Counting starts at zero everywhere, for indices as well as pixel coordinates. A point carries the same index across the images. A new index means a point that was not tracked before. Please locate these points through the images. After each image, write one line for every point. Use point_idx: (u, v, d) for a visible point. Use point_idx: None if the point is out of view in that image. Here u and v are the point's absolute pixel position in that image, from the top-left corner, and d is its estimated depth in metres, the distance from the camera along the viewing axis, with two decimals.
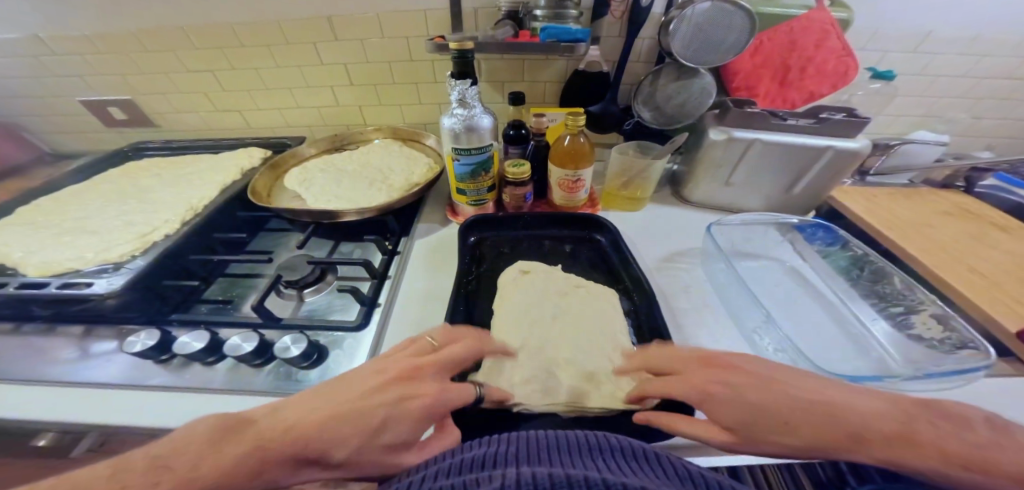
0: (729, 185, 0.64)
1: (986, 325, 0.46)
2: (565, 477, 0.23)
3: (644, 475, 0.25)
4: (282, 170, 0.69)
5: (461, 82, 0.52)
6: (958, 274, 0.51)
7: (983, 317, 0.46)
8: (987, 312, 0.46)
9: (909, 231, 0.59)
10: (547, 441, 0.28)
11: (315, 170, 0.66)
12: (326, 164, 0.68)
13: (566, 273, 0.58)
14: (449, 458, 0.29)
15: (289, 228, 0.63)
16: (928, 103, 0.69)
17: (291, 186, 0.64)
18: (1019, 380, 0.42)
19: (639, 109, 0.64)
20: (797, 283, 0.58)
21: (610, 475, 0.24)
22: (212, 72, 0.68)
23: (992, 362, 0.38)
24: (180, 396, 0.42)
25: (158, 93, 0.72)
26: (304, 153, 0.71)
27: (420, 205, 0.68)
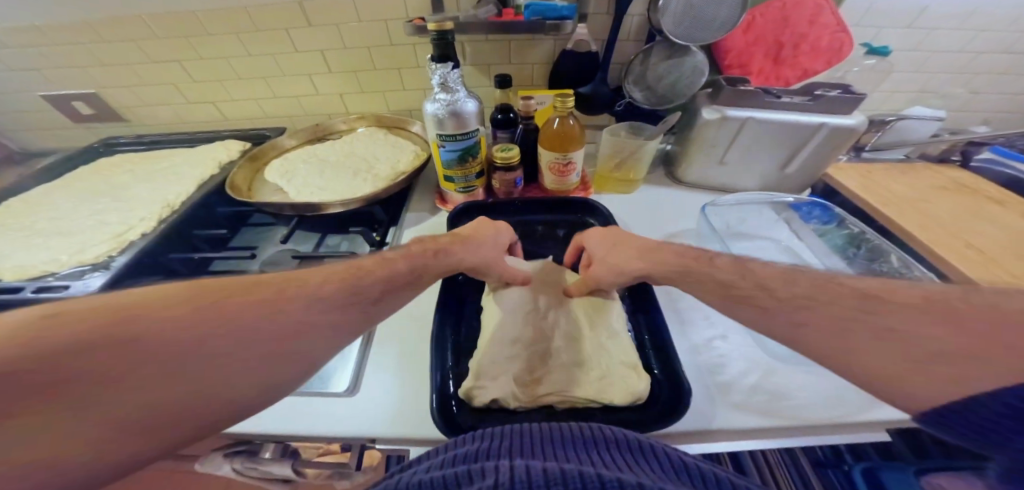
0: (723, 164, 0.63)
1: None
2: (560, 472, 0.22)
3: (644, 471, 0.24)
4: (262, 162, 0.66)
5: (442, 66, 0.50)
6: (955, 250, 0.51)
7: None
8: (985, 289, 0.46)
9: (906, 207, 0.59)
10: (542, 435, 0.28)
11: (298, 161, 0.64)
12: (309, 155, 0.66)
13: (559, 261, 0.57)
14: (442, 452, 0.28)
15: (273, 221, 0.61)
16: (923, 78, 0.68)
17: (273, 178, 0.62)
18: None
19: (630, 89, 0.62)
20: (793, 262, 0.57)
21: (607, 469, 0.23)
22: (182, 62, 0.65)
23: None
24: None
25: (126, 86, 0.69)
26: (284, 144, 0.69)
27: (409, 194, 0.66)
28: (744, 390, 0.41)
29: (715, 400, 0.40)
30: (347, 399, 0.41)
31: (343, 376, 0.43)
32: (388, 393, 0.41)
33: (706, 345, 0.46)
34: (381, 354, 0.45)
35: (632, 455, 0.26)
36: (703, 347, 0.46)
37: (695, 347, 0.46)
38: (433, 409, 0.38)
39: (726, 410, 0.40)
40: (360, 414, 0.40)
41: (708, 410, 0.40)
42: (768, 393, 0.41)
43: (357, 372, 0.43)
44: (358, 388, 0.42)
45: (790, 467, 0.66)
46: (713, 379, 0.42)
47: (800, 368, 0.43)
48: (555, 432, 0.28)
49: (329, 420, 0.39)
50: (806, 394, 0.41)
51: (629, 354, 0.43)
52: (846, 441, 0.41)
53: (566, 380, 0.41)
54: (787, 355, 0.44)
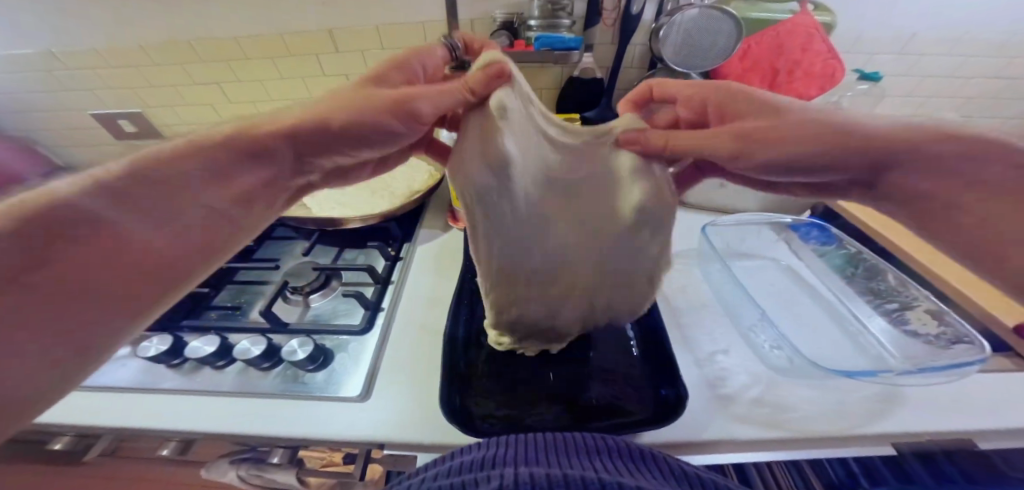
0: (724, 186, 0.65)
1: (985, 319, 0.48)
2: (562, 475, 0.25)
3: (641, 478, 0.26)
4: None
5: None
6: (956, 271, 0.53)
7: (982, 312, 0.48)
8: (989, 311, 0.48)
9: (906, 229, 0.61)
10: (548, 445, 0.30)
11: None
12: None
13: None
14: (453, 460, 0.30)
15: (295, 235, 0.65)
16: (919, 103, 0.70)
17: None
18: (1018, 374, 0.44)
19: None
20: (792, 281, 0.59)
21: (608, 475, 0.25)
22: (219, 84, 0.70)
23: (987, 355, 0.40)
24: (189, 397, 0.44)
25: (166, 105, 0.75)
26: None
27: (423, 211, 0.70)
28: (747, 401, 0.43)
29: (717, 411, 0.42)
30: (361, 405, 0.43)
31: (354, 380, 0.46)
32: (400, 400, 0.43)
33: (708, 359, 0.48)
34: (393, 361, 0.48)
35: (628, 462, 0.29)
36: (705, 361, 0.48)
37: (698, 360, 0.48)
38: (445, 410, 0.39)
39: (728, 420, 0.41)
40: (369, 418, 0.42)
41: (708, 422, 0.41)
42: (773, 406, 0.42)
43: (367, 379, 0.45)
44: (371, 393, 0.44)
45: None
46: (715, 392, 0.44)
47: (800, 381, 0.44)
48: (558, 439, 0.31)
49: (342, 424, 0.41)
50: (809, 407, 0.42)
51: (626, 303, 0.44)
52: (853, 454, 0.41)
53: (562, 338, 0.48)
54: (788, 368, 0.46)
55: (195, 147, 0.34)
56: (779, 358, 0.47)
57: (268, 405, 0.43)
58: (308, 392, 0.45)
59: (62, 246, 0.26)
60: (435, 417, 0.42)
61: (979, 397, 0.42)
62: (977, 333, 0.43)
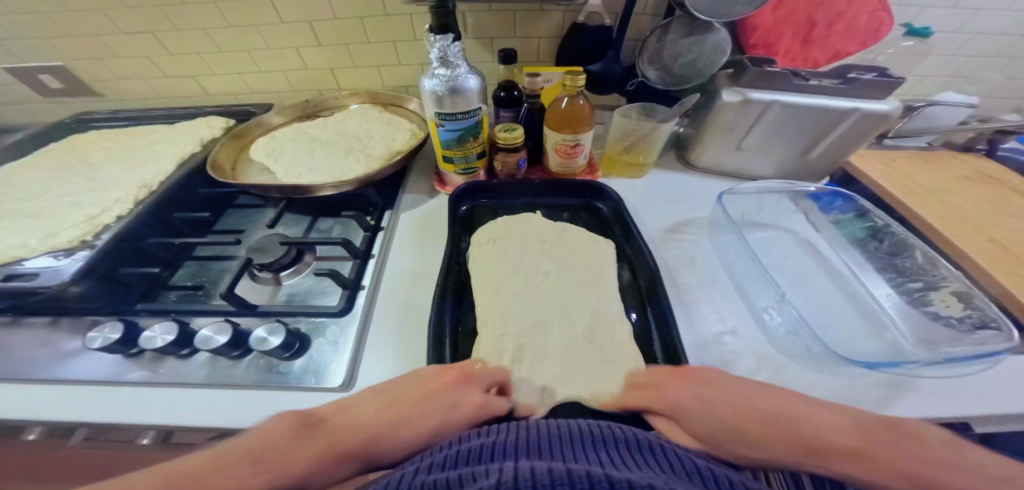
0: (740, 150, 0.59)
1: (1001, 298, 0.45)
2: (564, 471, 0.22)
3: (649, 468, 0.24)
4: (247, 141, 0.62)
5: (442, 38, 0.44)
6: (978, 245, 0.49)
7: (999, 289, 0.45)
8: (1012, 294, 0.44)
9: (930, 200, 0.56)
10: (546, 433, 0.28)
11: (285, 139, 0.60)
12: (296, 132, 0.62)
13: (566, 274, 0.49)
14: (440, 447, 0.28)
15: (261, 203, 0.57)
16: (958, 62, 0.63)
17: (257, 157, 0.58)
18: None
19: (644, 68, 0.57)
20: (806, 254, 0.54)
21: (615, 469, 0.23)
22: (155, 34, 0.60)
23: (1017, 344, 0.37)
24: (160, 391, 0.39)
25: (95, 58, 0.64)
26: (271, 121, 0.65)
27: (406, 175, 0.62)
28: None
29: None
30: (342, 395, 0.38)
31: (338, 368, 0.40)
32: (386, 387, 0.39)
33: (714, 340, 0.43)
34: (376, 344, 0.43)
35: (636, 453, 0.26)
36: (711, 341, 0.43)
37: (705, 342, 0.43)
38: None
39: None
40: None
41: None
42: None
43: (351, 368, 0.40)
44: (354, 380, 0.39)
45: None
46: None
47: (813, 368, 0.40)
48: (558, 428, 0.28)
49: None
50: (822, 395, 0.38)
51: (621, 335, 0.43)
52: None
53: (577, 376, 0.39)
54: (803, 354, 0.42)
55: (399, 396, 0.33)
56: (793, 342, 0.43)
57: (244, 398, 0.38)
58: (284, 382, 0.39)
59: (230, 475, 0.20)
60: None
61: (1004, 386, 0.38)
62: (1007, 319, 0.40)
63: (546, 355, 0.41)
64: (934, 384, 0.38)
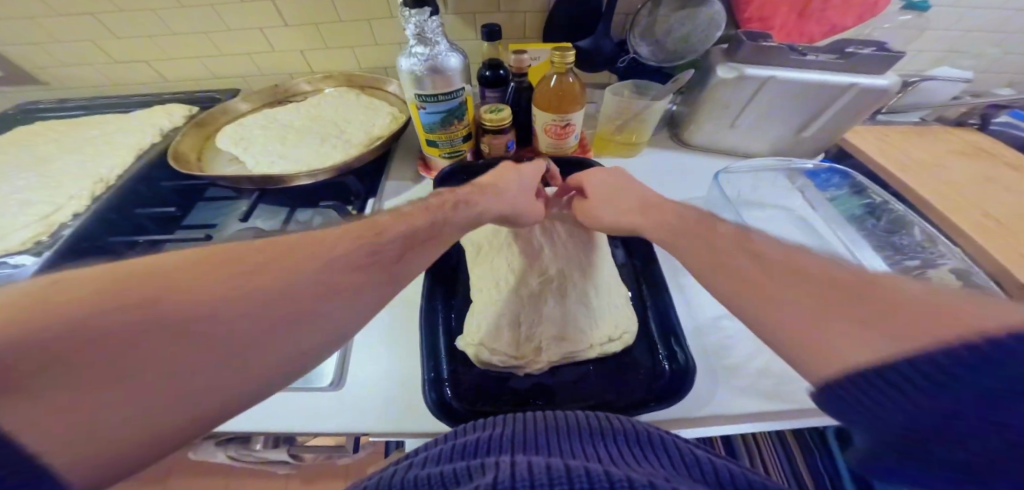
0: (735, 127, 0.57)
1: (995, 275, 0.45)
2: (562, 469, 0.21)
3: (649, 465, 0.23)
4: (212, 129, 0.58)
5: (418, 12, 0.41)
6: (973, 220, 0.49)
7: (994, 267, 0.45)
8: (1003, 264, 0.44)
9: (922, 173, 0.56)
10: (547, 426, 0.28)
11: (253, 126, 0.56)
12: (266, 119, 0.58)
13: (562, 246, 0.47)
14: (444, 442, 0.28)
15: (234, 195, 0.53)
16: (954, 36, 0.62)
17: (224, 146, 0.54)
18: None
19: (636, 43, 0.55)
20: (804, 234, 0.53)
21: (615, 467, 0.22)
22: (97, 15, 0.55)
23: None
24: None
25: (35, 43, 0.59)
26: (238, 108, 0.61)
27: (388, 160, 0.58)
28: (750, 372, 0.38)
29: (717, 381, 0.37)
30: (334, 394, 0.37)
31: (329, 375, 0.39)
32: (382, 385, 0.38)
33: (712, 323, 0.42)
34: (368, 339, 0.42)
35: (634, 447, 0.25)
36: (707, 325, 0.42)
37: (702, 327, 0.42)
38: (431, 404, 0.35)
39: (728, 395, 0.36)
40: (347, 411, 0.36)
41: (707, 390, 0.37)
42: (779, 377, 0.37)
43: (343, 367, 0.39)
44: (345, 379, 0.38)
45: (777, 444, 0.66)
46: (719, 362, 0.39)
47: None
48: (557, 424, 0.28)
49: (321, 418, 0.36)
50: None
51: (618, 309, 0.42)
52: None
53: (577, 343, 0.40)
54: None
55: (364, 263, 0.28)
56: None
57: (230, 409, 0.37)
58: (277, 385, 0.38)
59: (27, 393, 0.15)
60: (419, 405, 0.37)
61: None
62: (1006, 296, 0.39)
63: (543, 323, 0.41)
64: None
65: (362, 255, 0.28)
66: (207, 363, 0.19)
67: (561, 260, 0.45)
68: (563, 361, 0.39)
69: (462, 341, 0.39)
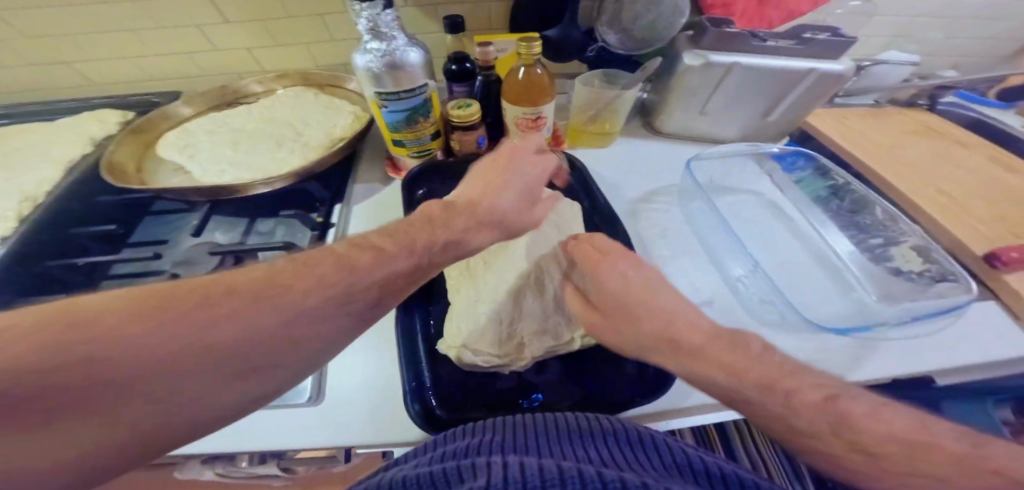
0: (705, 114, 0.57)
1: (951, 248, 0.48)
2: (555, 469, 0.21)
3: (639, 464, 0.23)
4: (152, 136, 0.54)
5: (370, 5, 0.38)
6: (928, 196, 0.51)
7: (950, 240, 0.47)
8: (959, 240, 0.47)
9: (880, 153, 0.58)
10: (540, 426, 0.27)
11: (200, 132, 0.52)
12: (215, 123, 0.54)
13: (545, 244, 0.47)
14: (435, 446, 0.28)
15: (185, 208, 0.49)
16: (902, 21, 0.64)
17: (168, 155, 0.50)
18: (992, 303, 0.42)
19: (603, 32, 0.54)
20: (774, 217, 0.55)
21: (607, 467, 0.22)
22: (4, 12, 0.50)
23: (974, 295, 0.39)
24: None
25: None
26: (182, 113, 0.56)
27: (354, 162, 0.55)
28: None
29: None
30: (313, 410, 0.35)
31: (303, 393, 0.36)
32: (361, 401, 0.36)
33: None
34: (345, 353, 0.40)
35: (626, 446, 0.26)
36: None
37: None
38: (416, 416, 0.34)
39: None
40: (325, 429, 0.34)
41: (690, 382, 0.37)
42: None
43: (319, 384, 0.37)
44: (324, 393, 0.36)
45: (782, 457, 0.67)
46: None
47: (789, 334, 0.40)
48: (550, 424, 0.28)
49: (299, 436, 0.34)
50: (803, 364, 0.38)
51: None
52: None
53: (559, 338, 0.39)
54: (778, 320, 0.41)
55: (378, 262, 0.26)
56: (773, 312, 0.42)
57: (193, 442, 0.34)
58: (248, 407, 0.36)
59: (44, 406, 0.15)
60: (402, 417, 0.35)
61: (968, 332, 0.40)
62: (965, 271, 0.42)
63: (521, 320, 0.40)
64: (907, 345, 0.38)
65: (369, 257, 0.26)
66: (223, 373, 0.19)
67: (537, 252, 0.45)
68: (546, 356, 0.39)
69: (442, 344, 0.38)
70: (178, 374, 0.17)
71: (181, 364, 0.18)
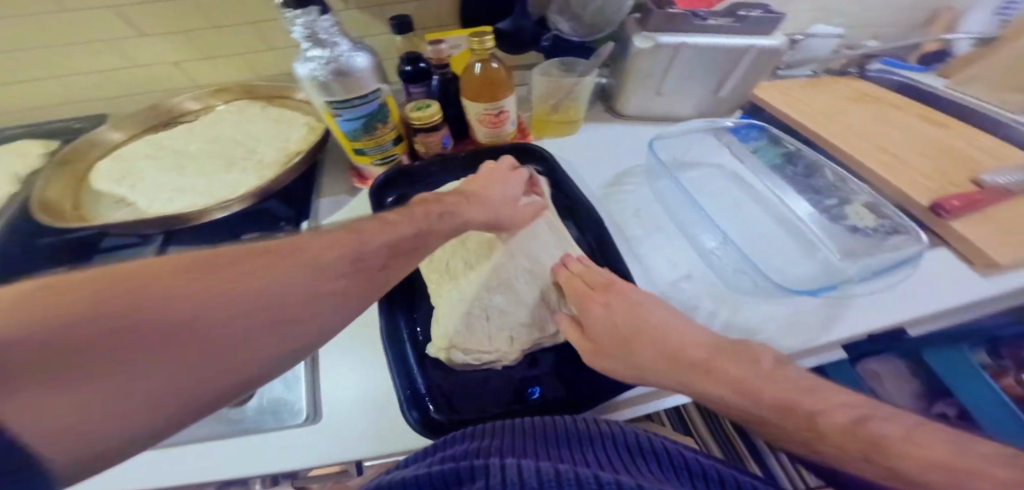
0: (661, 94, 0.59)
1: (899, 200, 0.51)
2: (553, 470, 0.21)
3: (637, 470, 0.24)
4: (81, 167, 0.51)
5: (304, 12, 0.37)
6: (871, 156, 0.55)
7: (897, 193, 0.51)
8: (905, 192, 0.50)
9: (823, 119, 0.62)
10: (539, 430, 0.28)
11: (139, 159, 0.50)
12: (154, 147, 0.52)
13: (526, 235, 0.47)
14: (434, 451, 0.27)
15: (137, 240, 0.46)
16: None
17: (108, 186, 0.47)
18: (941, 252, 0.46)
19: (556, 21, 0.55)
20: (738, 187, 0.57)
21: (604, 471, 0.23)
22: None
23: (924, 246, 0.43)
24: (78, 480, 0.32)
25: None
26: (112, 139, 0.54)
27: (317, 176, 0.54)
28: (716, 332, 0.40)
29: None
30: (311, 430, 0.34)
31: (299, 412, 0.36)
32: (351, 417, 0.35)
33: (673, 287, 0.44)
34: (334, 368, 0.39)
35: (624, 451, 0.26)
36: (668, 289, 0.44)
37: (665, 293, 0.43)
38: (414, 424, 0.33)
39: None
40: (319, 448, 0.33)
41: None
42: (743, 331, 0.39)
43: (314, 400, 0.36)
44: (321, 410, 0.35)
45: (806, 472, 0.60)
46: None
47: (766, 299, 0.42)
48: (549, 427, 0.28)
49: (300, 458, 0.32)
50: (780, 325, 0.40)
51: None
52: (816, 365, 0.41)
53: (545, 327, 0.40)
54: (752, 287, 0.43)
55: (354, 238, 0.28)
56: (746, 279, 0.45)
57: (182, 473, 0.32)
58: (239, 431, 0.34)
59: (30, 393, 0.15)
60: (397, 426, 0.34)
61: (923, 280, 0.43)
62: (914, 224, 0.46)
63: (505, 315, 0.40)
64: (870, 299, 0.41)
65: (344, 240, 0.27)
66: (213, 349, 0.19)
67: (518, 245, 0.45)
68: (534, 347, 0.39)
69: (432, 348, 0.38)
70: (167, 354, 0.18)
71: (170, 345, 0.18)
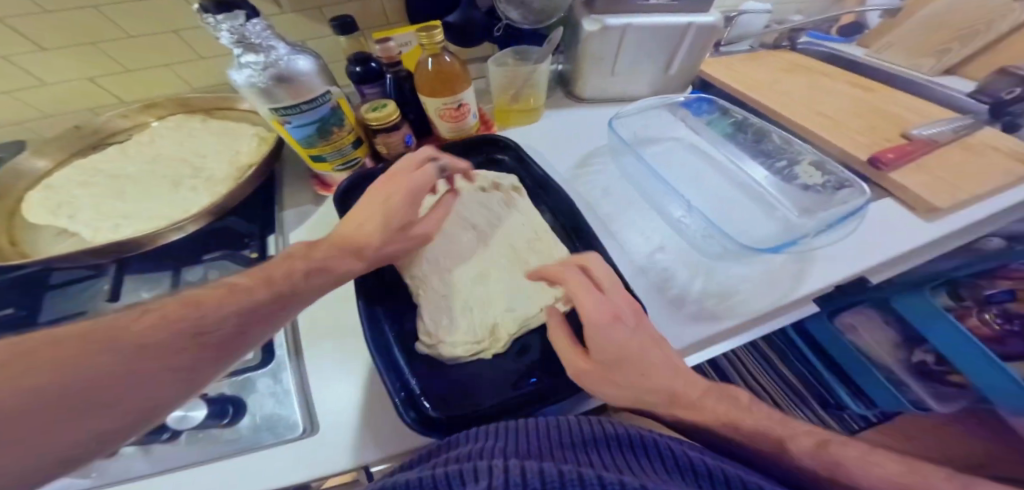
0: (615, 75, 0.61)
1: (842, 157, 0.55)
2: (554, 472, 0.21)
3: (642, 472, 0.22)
4: (13, 201, 0.48)
5: (229, 16, 0.36)
6: (811, 119, 0.59)
7: (840, 150, 0.55)
8: (846, 149, 0.54)
9: (765, 89, 0.66)
10: (542, 430, 0.27)
11: (73, 187, 0.47)
12: (87, 173, 0.49)
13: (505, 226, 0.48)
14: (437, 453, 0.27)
15: (91, 273, 0.44)
16: None
17: (43, 219, 0.44)
18: (885, 201, 0.50)
19: (504, 9, 0.54)
20: (697, 158, 0.60)
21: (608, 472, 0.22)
22: None
23: (868, 196, 0.46)
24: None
25: None
26: (39, 168, 0.50)
27: (278, 188, 0.52)
28: (691, 297, 0.42)
29: (668, 314, 0.40)
30: (311, 441, 0.34)
31: (294, 425, 0.35)
32: (345, 424, 0.35)
33: (647, 260, 0.45)
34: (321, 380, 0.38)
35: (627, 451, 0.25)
36: (643, 262, 0.45)
37: (641, 267, 0.45)
38: (413, 424, 0.32)
39: (682, 324, 0.39)
40: (318, 459, 0.33)
41: (663, 326, 0.39)
42: (716, 294, 0.42)
43: (308, 413, 0.36)
44: (318, 422, 0.35)
45: None
46: (664, 294, 0.42)
47: (733, 262, 0.45)
48: (551, 427, 0.27)
49: (302, 470, 0.32)
50: (747, 284, 0.42)
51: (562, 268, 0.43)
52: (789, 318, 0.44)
53: (528, 310, 0.40)
54: (719, 252, 0.46)
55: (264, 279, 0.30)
56: (714, 244, 0.47)
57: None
58: (233, 454, 0.33)
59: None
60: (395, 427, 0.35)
61: (871, 227, 0.47)
62: (856, 176, 0.49)
63: (487, 306, 0.41)
64: (826, 250, 0.45)
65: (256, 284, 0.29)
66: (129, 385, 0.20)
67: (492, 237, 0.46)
68: (522, 332, 0.39)
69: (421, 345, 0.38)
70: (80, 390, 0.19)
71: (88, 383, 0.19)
